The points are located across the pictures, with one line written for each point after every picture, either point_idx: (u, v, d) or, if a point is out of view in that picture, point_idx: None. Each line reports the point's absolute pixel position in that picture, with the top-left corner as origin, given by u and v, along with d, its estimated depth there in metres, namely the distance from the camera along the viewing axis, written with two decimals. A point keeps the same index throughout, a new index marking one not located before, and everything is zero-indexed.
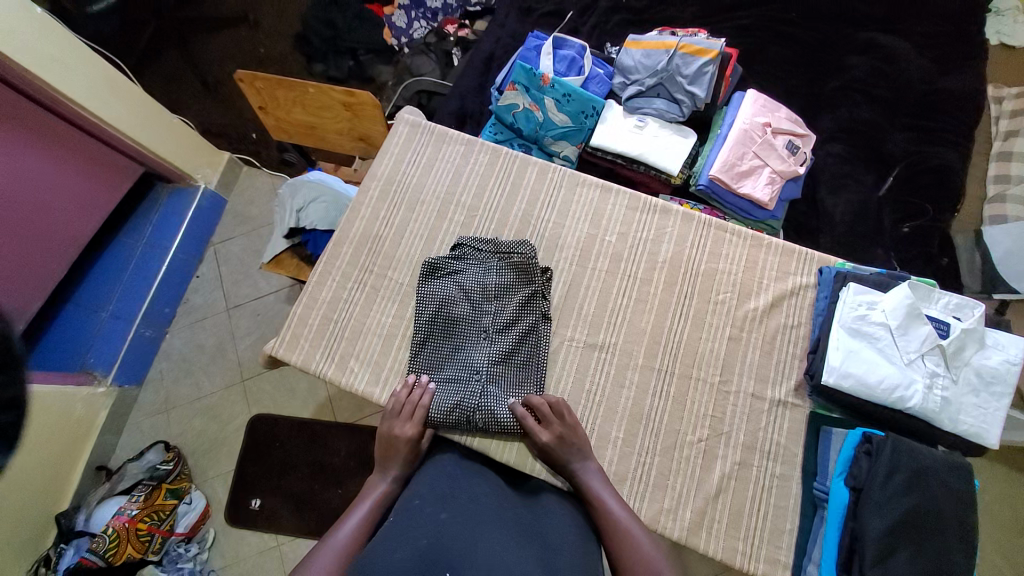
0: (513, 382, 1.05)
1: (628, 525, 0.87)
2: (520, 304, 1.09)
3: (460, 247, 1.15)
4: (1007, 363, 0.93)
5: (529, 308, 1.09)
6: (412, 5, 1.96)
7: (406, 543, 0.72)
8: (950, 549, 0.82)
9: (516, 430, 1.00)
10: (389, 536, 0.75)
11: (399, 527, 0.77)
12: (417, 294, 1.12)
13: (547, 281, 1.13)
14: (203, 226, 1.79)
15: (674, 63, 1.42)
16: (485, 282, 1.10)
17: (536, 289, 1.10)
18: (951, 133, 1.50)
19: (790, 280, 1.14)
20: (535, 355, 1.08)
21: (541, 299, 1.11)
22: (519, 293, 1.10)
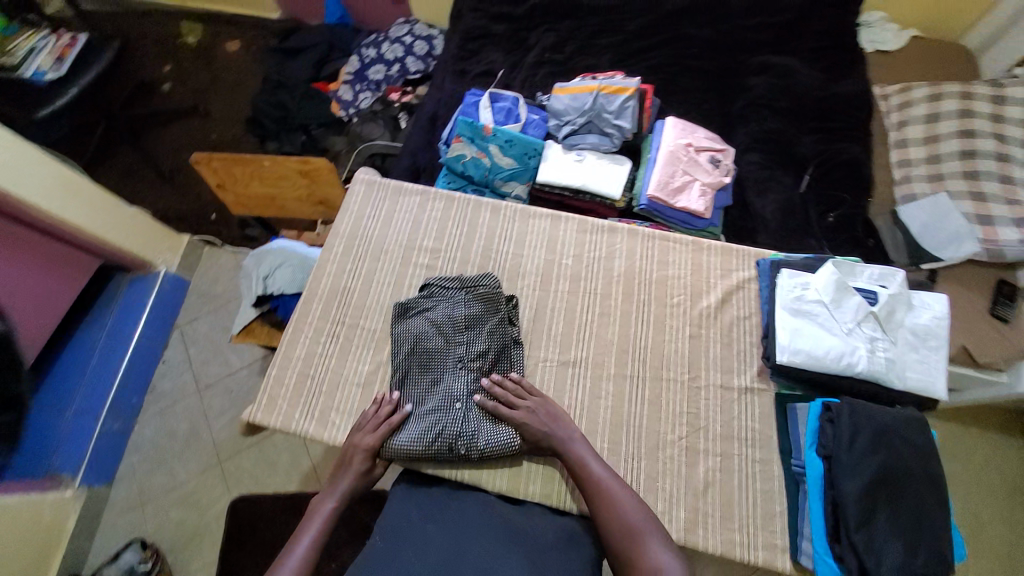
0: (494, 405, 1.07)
1: (624, 504, 0.89)
2: (491, 333, 1.12)
3: (428, 287, 1.19)
4: (935, 319, 1.03)
5: (501, 335, 1.13)
6: (356, 79, 2.13)
7: (401, 559, 0.82)
8: (926, 501, 0.86)
9: (511, 439, 1.02)
10: (382, 553, 0.84)
11: (392, 544, 0.86)
12: (393, 333, 1.15)
13: (512, 307, 1.19)
14: (166, 308, 1.78)
15: (599, 102, 1.59)
16: (454, 315, 1.12)
17: (502, 315, 1.15)
18: (849, 131, 1.71)
19: (734, 276, 1.24)
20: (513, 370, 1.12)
21: (509, 325, 1.16)
22: (490, 321, 1.13)
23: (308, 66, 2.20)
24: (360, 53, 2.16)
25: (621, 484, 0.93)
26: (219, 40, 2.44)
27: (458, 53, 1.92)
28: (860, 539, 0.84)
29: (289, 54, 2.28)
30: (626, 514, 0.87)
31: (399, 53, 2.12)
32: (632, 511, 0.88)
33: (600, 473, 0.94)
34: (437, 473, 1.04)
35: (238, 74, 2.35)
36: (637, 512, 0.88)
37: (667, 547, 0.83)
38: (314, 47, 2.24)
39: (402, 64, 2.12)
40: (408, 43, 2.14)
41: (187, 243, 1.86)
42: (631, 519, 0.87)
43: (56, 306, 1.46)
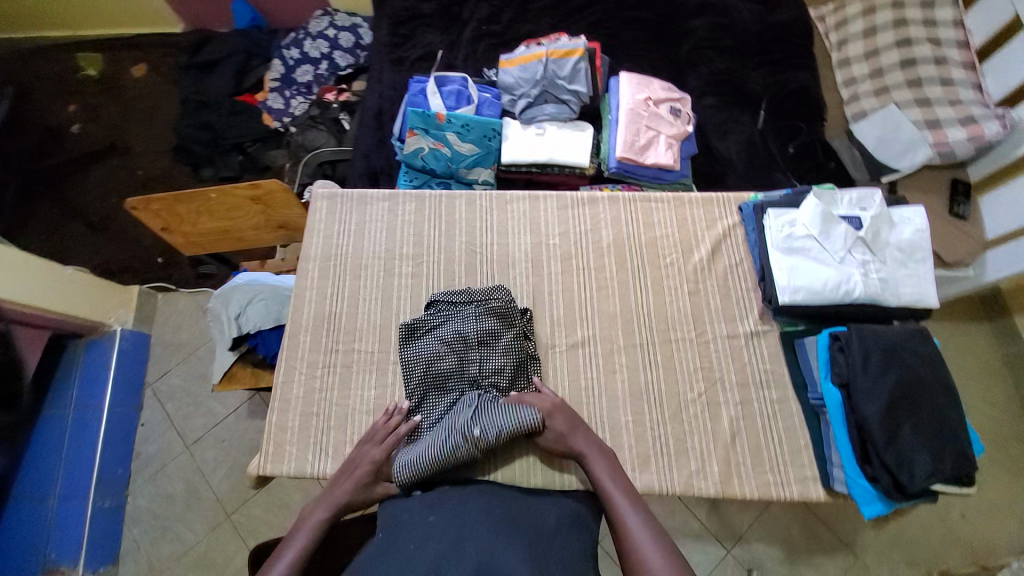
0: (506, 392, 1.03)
1: (645, 543, 0.81)
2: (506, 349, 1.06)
3: (434, 304, 1.13)
4: (917, 232, 1.07)
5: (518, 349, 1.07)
6: (283, 85, 1.98)
7: (400, 552, 0.77)
8: (942, 407, 0.91)
9: (537, 424, 0.95)
10: (377, 555, 0.79)
11: (390, 542, 0.81)
12: (403, 357, 1.09)
13: (528, 322, 1.13)
14: (133, 367, 1.65)
15: (549, 70, 1.52)
16: (463, 331, 1.06)
17: (518, 331, 1.08)
18: (795, 59, 1.72)
19: (719, 225, 1.24)
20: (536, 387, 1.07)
21: (526, 341, 1.11)
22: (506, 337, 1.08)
23: (228, 78, 2.02)
24: (282, 56, 2.00)
25: (647, 518, 0.85)
26: (121, 66, 2.19)
27: (390, 41, 1.80)
28: (891, 454, 0.89)
29: (204, 69, 2.08)
30: (648, 558, 0.79)
31: (324, 49, 1.98)
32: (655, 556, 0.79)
33: (628, 514, 0.86)
34: (470, 475, 1.04)
35: (151, 101, 2.13)
36: (660, 554, 0.79)
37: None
38: (229, 57, 2.05)
39: (331, 60, 1.98)
40: (332, 37, 1.99)
41: (139, 293, 1.71)
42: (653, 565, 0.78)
43: (10, 392, 1.33)
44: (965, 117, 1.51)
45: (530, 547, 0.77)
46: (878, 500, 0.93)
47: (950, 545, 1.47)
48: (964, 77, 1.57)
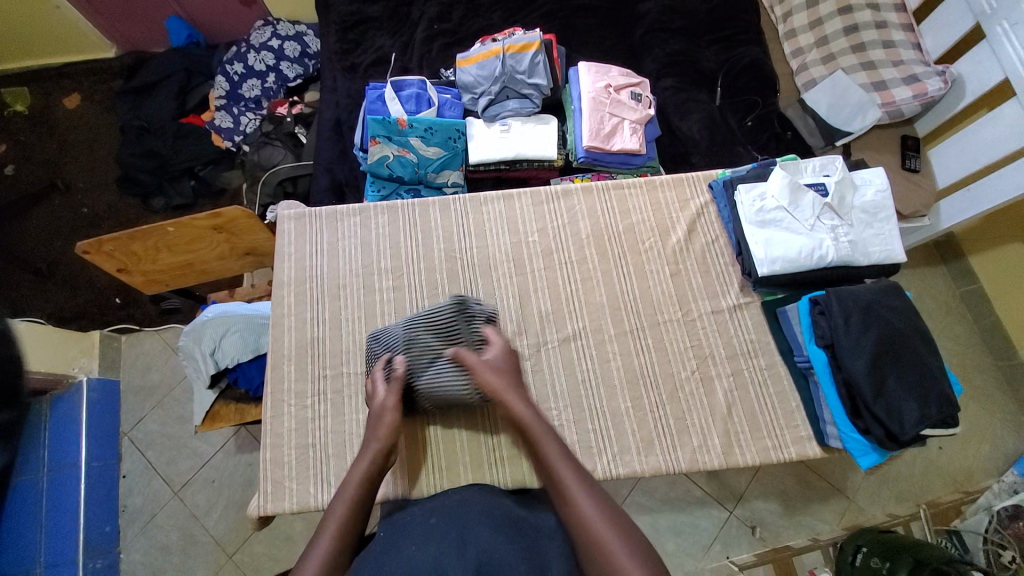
0: (446, 339, 1.01)
1: (576, 492, 0.81)
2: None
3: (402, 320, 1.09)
4: (878, 193, 1.12)
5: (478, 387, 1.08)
6: (230, 102, 1.88)
7: (400, 549, 0.72)
8: (921, 355, 0.96)
9: (470, 338, 1.01)
10: (378, 546, 0.76)
11: (392, 539, 0.76)
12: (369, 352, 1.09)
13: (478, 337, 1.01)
14: (104, 419, 1.56)
15: (507, 65, 1.50)
16: (411, 335, 1.02)
17: (455, 337, 1.01)
18: (746, 33, 1.75)
19: (692, 204, 1.27)
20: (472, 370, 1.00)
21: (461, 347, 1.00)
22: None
23: (168, 100, 1.90)
24: (225, 72, 1.90)
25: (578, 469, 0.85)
26: (52, 100, 2.05)
27: (340, 48, 1.74)
28: (880, 406, 0.94)
29: (142, 94, 1.96)
30: (579, 509, 0.79)
31: (269, 61, 1.89)
32: (589, 506, 0.79)
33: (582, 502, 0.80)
34: (480, 478, 1.05)
35: (89, 133, 2.00)
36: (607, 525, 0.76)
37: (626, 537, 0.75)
38: (168, 78, 1.94)
39: (278, 72, 1.89)
40: (277, 47, 1.90)
41: (100, 338, 1.62)
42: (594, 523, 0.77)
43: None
44: (909, 76, 1.58)
45: (530, 545, 0.74)
46: (872, 450, 0.99)
47: (931, 476, 1.56)
48: (904, 38, 1.64)
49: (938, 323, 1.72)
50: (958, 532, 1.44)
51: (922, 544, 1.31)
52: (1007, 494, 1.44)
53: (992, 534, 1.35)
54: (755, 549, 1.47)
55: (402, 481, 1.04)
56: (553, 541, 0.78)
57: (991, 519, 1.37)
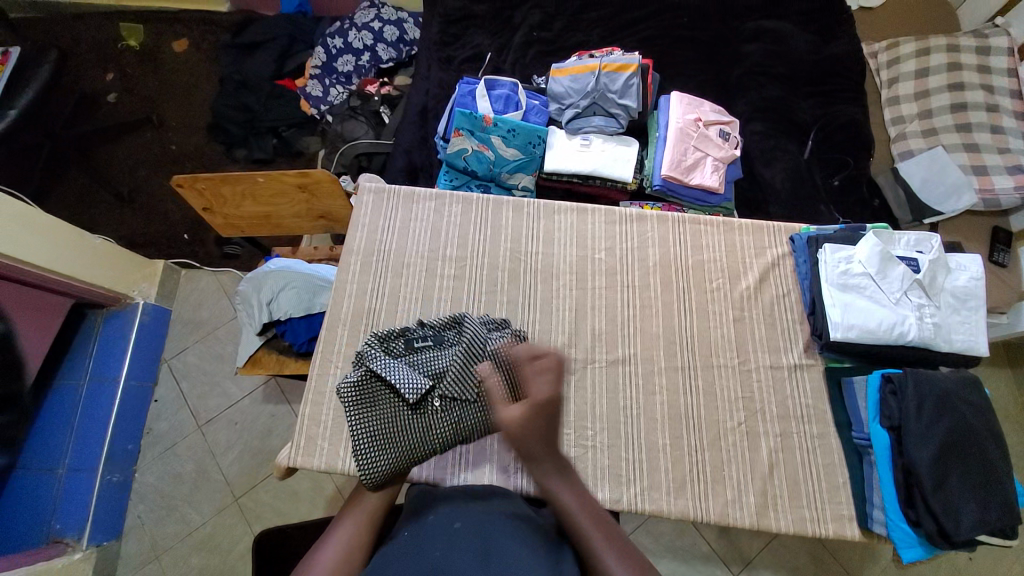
0: (384, 393, 0.95)
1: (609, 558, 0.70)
2: (443, 413, 0.93)
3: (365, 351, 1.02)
4: (973, 280, 1.06)
5: (449, 418, 0.93)
6: (324, 73, 1.97)
7: (421, 551, 0.71)
8: (991, 458, 0.90)
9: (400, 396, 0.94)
10: (408, 540, 0.75)
11: (418, 537, 0.75)
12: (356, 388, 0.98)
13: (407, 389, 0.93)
14: (151, 342, 1.63)
15: (601, 82, 1.51)
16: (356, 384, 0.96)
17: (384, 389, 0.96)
18: (847, 92, 1.71)
19: (768, 253, 1.23)
20: (408, 423, 0.92)
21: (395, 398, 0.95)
22: (421, 378, 0.95)
23: (269, 61, 2.00)
24: (326, 43, 1.99)
25: (610, 529, 0.73)
26: (163, 41, 2.19)
27: (440, 39, 1.80)
28: (938, 501, 0.88)
29: (246, 50, 2.07)
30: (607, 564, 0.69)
31: (368, 41, 1.97)
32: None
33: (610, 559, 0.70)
34: (504, 482, 1.04)
35: (190, 77, 2.13)
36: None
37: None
38: (274, 40, 2.04)
39: (373, 52, 1.97)
40: (377, 29, 1.98)
41: (163, 268, 1.70)
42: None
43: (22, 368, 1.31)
44: (1013, 165, 1.51)
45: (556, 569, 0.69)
46: (918, 545, 0.93)
47: None
48: (1015, 126, 1.56)
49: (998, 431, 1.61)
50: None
51: None
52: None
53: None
54: None
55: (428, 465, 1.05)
56: None
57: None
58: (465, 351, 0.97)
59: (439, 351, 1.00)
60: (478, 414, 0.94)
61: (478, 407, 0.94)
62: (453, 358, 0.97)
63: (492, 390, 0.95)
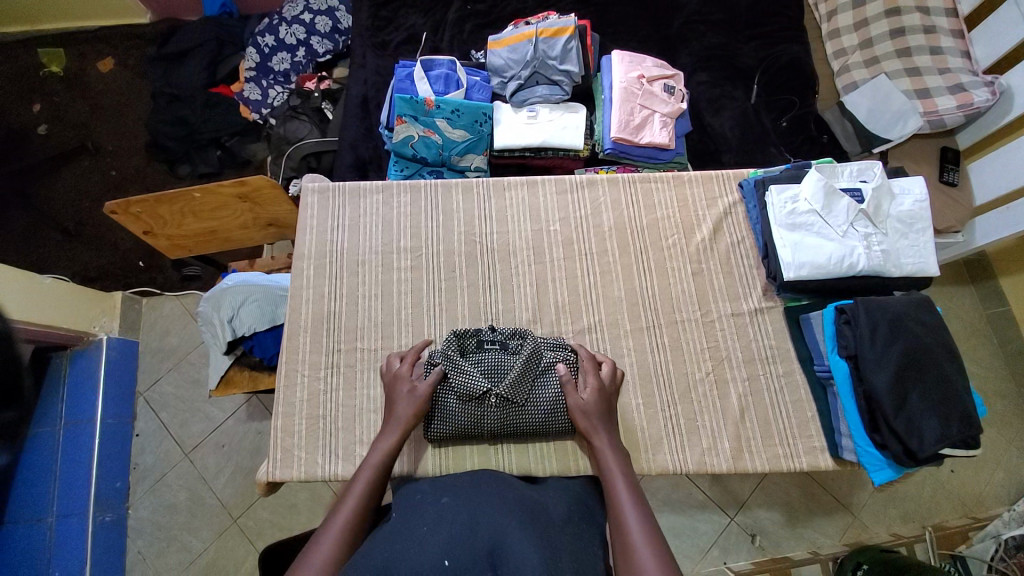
0: (452, 387, 1.00)
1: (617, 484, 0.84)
2: (499, 409, 1.01)
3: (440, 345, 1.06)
4: (917, 203, 1.08)
5: (499, 415, 1.01)
6: (260, 74, 1.88)
7: (412, 527, 0.71)
8: (948, 373, 0.93)
9: (467, 395, 0.99)
10: (391, 526, 0.74)
11: (406, 518, 0.75)
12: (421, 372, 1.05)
13: (469, 393, 0.99)
14: (122, 376, 1.59)
15: (539, 50, 1.47)
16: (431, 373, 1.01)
17: (452, 386, 1.00)
18: (788, 30, 1.69)
19: (720, 203, 1.24)
20: (466, 416, 1.01)
21: (458, 396, 1.00)
22: (482, 378, 1.00)
23: (200, 69, 1.91)
24: (256, 43, 1.90)
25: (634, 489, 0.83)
26: (86, 62, 2.08)
27: (371, 24, 1.72)
28: (900, 421, 0.91)
29: (173, 61, 1.97)
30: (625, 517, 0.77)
31: (300, 35, 1.89)
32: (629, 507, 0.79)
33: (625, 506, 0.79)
34: (486, 465, 1.05)
35: (120, 98, 2.03)
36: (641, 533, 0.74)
37: (648, 526, 0.75)
38: (200, 46, 1.94)
39: (308, 47, 1.89)
40: (308, 22, 1.90)
41: (122, 299, 1.64)
42: (624, 520, 0.77)
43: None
44: (955, 85, 1.52)
45: (541, 538, 0.69)
46: (887, 467, 0.96)
47: (942, 499, 1.53)
48: (953, 45, 1.57)
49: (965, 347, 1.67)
50: (963, 557, 1.40)
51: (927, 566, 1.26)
52: (1016, 523, 1.40)
53: (996, 561, 1.32)
54: (755, 557, 1.46)
55: (410, 458, 1.05)
56: (564, 533, 0.75)
57: (997, 547, 1.34)
58: (524, 361, 1.01)
59: (502, 355, 1.04)
60: (524, 418, 1.01)
61: (526, 413, 1.01)
62: (514, 365, 1.01)
63: (541, 401, 1.01)
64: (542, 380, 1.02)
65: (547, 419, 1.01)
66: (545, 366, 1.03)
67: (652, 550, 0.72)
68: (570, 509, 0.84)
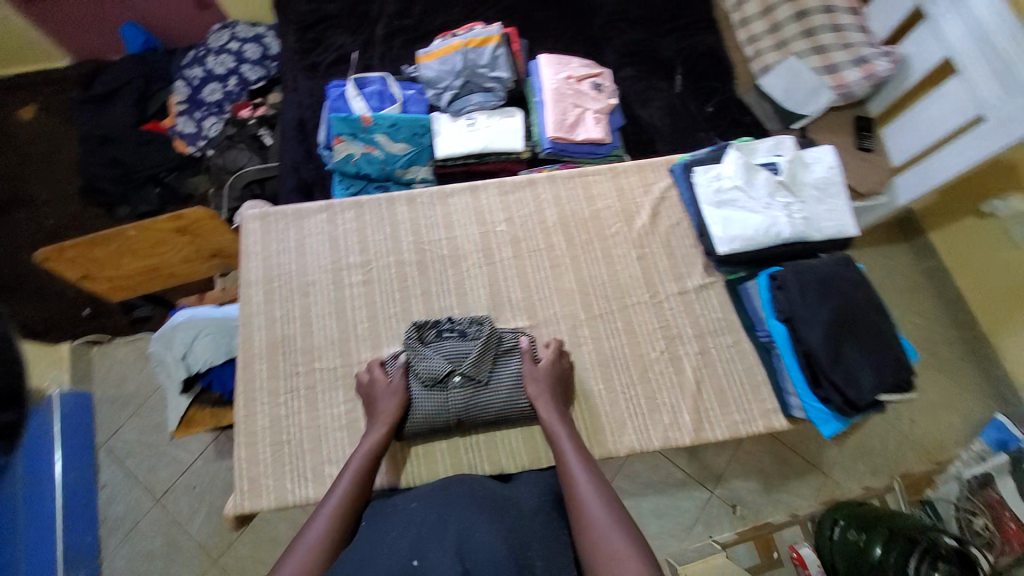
0: (417, 375, 1.03)
1: (577, 476, 0.84)
2: (463, 390, 1.03)
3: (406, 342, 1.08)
4: (829, 168, 1.16)
5: (463, 397, 1.03)
6: (193, 107, 1.85)
7: (379, 535, 0.72)
8: (873, 323, 1.00)
9: (429, 378, 1.03)
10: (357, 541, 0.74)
11: (373, 529, 0.75)
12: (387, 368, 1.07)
13: (433, 375, 1.02)
14: (82, 430, 1.53)
15: (468, 59, 1.51)
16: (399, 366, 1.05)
17: (415, 372, 1.03)
18: (702, 22, 1.80)
19: (655, 188, 1.30)
20: (432, 401, 1.02)
21: (422, 380, 1.03)
22: (443, 361, 1.03)
23: (128, 107, 1.85)
24: (185, 76, 1.88)
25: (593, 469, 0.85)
26: (6, 111, 1.98)
27: (300, 47, 1.73)
28: (838, 372, 0.97)
29: (101, 102, 1.91)
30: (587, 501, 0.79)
31: (230, 64, 1.87)
32: (588, 488, 0.81)
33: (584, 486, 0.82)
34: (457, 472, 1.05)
35: (48, 144, 1.95)
36: (604, 509, 0.77)
37: (611, 506, 0.78)
38: (127, 85, 1.89)
39: (240, 74, 1.87)
40: (236, 50, 1.88)
41: (71, 350, 1.58)
42: (586, 500, 0.79)
43: None
44: (857, 58, 1.58)
45: (509, 529, 0.71)
46: (834, 418, 1.02)
47: (906, 449, 1.62)
48: (851, 21, 1.64)
49: (904, 299, 1.78)
50: (932, 502, 1.51)
51: (896, 514, 1.35)
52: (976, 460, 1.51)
53: (963, 501, 1.44)
54: (737, 526, 1.51)
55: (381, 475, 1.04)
56: (534, 523, 0.77)
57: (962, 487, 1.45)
58: (485, 343, 1.06)
59: (463, 340, 1.07)
60: (488, 397, 1.03)
61: (490, 393, 1.04)
62: (474, 347, 1.05)
63: (502, 379, 1.05)
64: (502, 361, 1.07)
65: (511, 398, 1.04)
66: (506, 347, 1.08)
67: (616, 526, 0.74)
68: (540, 498, 0.86)
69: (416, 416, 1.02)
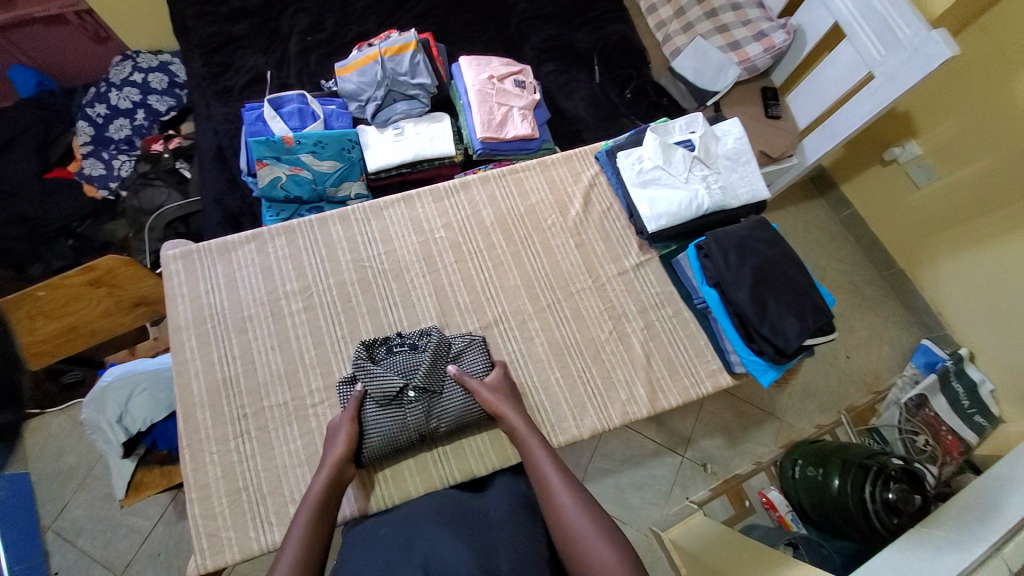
0: (371, 395, 1.03)
1: (547, 469, 0.90)
2: (421, 403, 1.03)
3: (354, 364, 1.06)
4: (738, 139, 1.24)
5: (422, 410, 1.03)
6: (98, 147, 1.71)
7: (348, 564, 0.75)
8: (791, 277, 1.09)
9: (383, 396, 1.02)
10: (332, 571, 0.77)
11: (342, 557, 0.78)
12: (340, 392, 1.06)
13: (388, 394, 1.02)
14: (24, 513, 1.37)
15: (388, 68, 1.49)
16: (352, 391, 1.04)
17: (370, 394, 1.02)
18: (612, 11, 1.87)
19: (584, 177, 1.34)
20: (390, 419, 1.01)
21: (377, 400, 1.02)
22: (396, 377, 1.03)
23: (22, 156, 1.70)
24: (85, 115, 1.74)
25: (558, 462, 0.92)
26: None
27: (208, 72, 1.65)
28: (766, 326, 1.05)
29: None
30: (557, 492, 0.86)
31: (135, 97, 1.76)
32: (556, 480, 0.88)
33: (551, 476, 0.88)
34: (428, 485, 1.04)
35: None
36: (572, 499, 0.85)
37: (578, 494, 0.85)
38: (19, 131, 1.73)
39: (147, 107, 1.76)
40: (140, 81, 1.77)
41: None
42: (557, 491, 0.86)
43: None
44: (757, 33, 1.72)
45: (472, 539, 0.74)
46: (770, 369, 1.10)
47: (847, 384, 1.75)
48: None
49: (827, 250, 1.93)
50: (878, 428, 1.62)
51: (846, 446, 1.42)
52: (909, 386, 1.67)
53: (904, 423, 1.57)
54: (710, 484, 1.59)
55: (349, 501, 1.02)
56: (500, 528, 0.80)
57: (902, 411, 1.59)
58: (435, 351, 1.07)
59: (413, 352, 1.07)
60: (446, 405, 1.04)
61: (447, 400, 1.04)
62: (425, 358, 1.06)
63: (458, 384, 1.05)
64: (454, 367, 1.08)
65: (470, 402, 1.04)
66: (455, 352, 1.09)
67: (585, 515, 0.82)
68: (510, 504, 0.89)
69: (377, 437, 1.01)
